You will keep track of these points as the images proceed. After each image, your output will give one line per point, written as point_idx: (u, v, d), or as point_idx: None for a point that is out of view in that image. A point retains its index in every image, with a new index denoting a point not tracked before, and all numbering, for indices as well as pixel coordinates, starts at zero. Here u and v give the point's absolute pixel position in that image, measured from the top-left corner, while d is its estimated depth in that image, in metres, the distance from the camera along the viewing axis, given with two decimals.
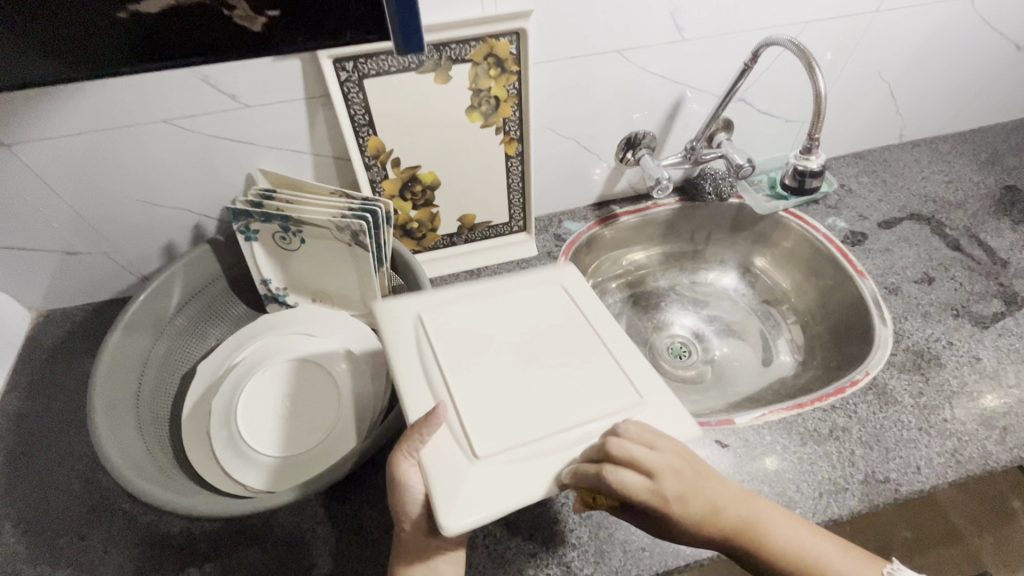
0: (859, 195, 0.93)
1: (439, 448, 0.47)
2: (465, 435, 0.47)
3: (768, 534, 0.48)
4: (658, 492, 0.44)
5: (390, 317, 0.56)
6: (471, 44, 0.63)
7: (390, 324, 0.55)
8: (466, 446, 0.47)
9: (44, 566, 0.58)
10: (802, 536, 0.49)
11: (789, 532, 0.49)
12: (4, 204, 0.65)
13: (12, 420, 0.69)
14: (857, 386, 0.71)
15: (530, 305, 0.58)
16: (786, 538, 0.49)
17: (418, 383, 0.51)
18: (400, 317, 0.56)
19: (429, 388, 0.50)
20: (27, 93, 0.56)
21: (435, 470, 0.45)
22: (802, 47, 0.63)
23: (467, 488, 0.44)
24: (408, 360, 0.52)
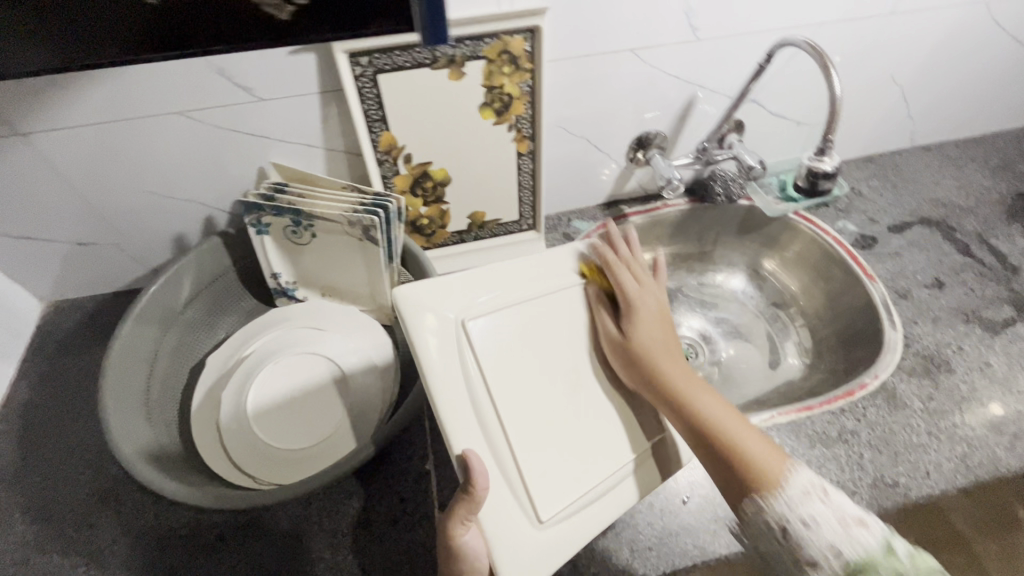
0: (869, 199, 0.92)
1: (500, 511, 0.46)
2: (527, 496, 0.47)
3: (692, 397, 0.51)
4: (634, 304, 0.55)
5: (427, 324, 0.50)
6: (486, 41, 0.63)
7: (428, 331, 0.50)
8: (529, 510, 0.47)
9: (53, 553, 0.59)
10: (724, 415, 0.51)
11: (711, 405, 0.51)
12: (17, 193, 0.65)
13: (22, 409, 0.70)
14: (867, 390, 0.71)
15: (559, 311, 0.56)
16: (706, 406, 0.51)
17: (470, 424, 0.47)
18: (444, 328, 0.51)
19: (479, 429, 0.48)
20: (44, 82, 0.56)
21: (496, 532, 0.45)
22: (819, 48, 0.63)
23: (533, 557, 0.46)
24: (456, 386, 0.48)
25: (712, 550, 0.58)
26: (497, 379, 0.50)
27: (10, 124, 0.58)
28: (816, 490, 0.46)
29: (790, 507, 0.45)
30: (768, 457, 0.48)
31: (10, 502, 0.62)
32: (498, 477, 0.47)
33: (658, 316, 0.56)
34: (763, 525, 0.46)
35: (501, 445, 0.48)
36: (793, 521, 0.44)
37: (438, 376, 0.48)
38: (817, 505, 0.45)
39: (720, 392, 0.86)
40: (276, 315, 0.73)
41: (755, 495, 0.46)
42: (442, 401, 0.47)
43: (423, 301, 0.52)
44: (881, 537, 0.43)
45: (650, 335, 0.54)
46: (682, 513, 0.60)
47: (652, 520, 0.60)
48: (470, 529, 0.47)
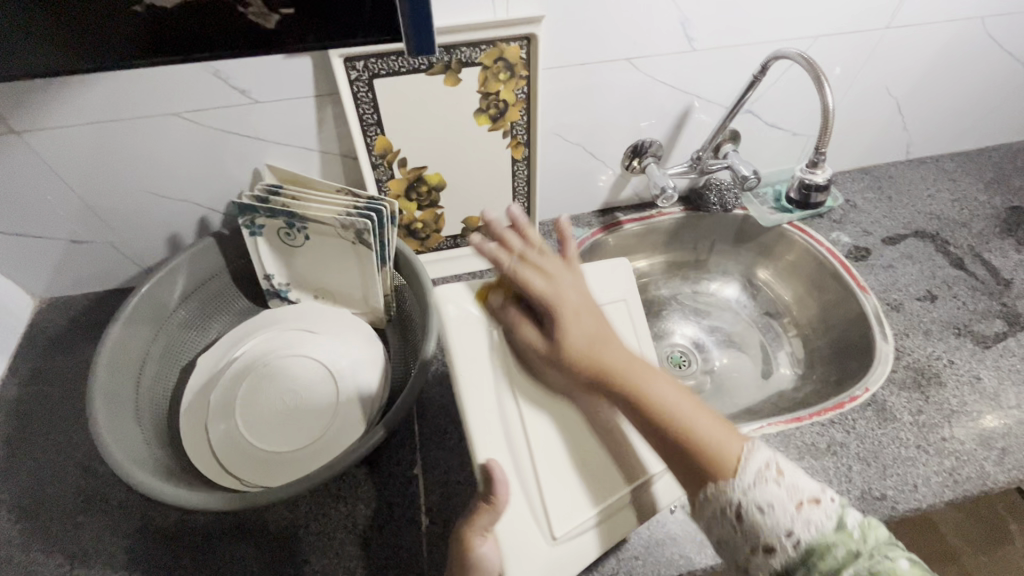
0: (864, 210, 0.93)
1: (518, 525, 0.47)
2: (543, 510, 0.48)
3: (639, 381, 0.48)
4: (563, 311, 0.50)
5: (466, 331, 0.52)
6: (481, 47, 0.63)
7: (466, 338, 0.52)
8: (545, 523, 0.48)
9: (37, 552, 0.58)
10: (679, 399, 0.48)
11: (671, 394, 0.48)
12: (11, 191, 0.66)
13: (12, 406, 0.70)
14: (857, 402, 0.71)
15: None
16: (661, 391, 0.48)
17: (496, 431, 0.49)
18: (478, 334, 0.52)
19: (504, 441, 0.49)
20: (39, 81, 0.56)
21: (510, 544, 0.46)
22: (812, 60, 0.63)
23: (541, 567, 0.47)
24: (488, 394, 0.50)
25: (699, 560, 0.58)
26: (525, 392, 0.51)
27: (6, 122, 0.59)
28: (770, 470, 0.44)
29: (744, 491, 0.43)
30: (724, 442, 0.46)
31: None
32: (519, 489, 0.48)
33: (582, 308, 0.51)
34: (722, 513, 0.44)
35: (522, 456, 0.49)
36: (748, 505, 0.43)
37: (467, 381, 0.50)
38: (771, 487, 0.43)
39: (712, 401, 0.86)
40: (269, 317, 0.73)
41: (709, 483, 0.45)
42: (471, 409, 0.49)
43: (466, 305, 0.53)
44: (834, 515, 0.42)
45: (581, 333, 0.50)
46: (670, 523, 0.60)
47: (640, 530, 0.60)
48: (489, 541, 0.46)
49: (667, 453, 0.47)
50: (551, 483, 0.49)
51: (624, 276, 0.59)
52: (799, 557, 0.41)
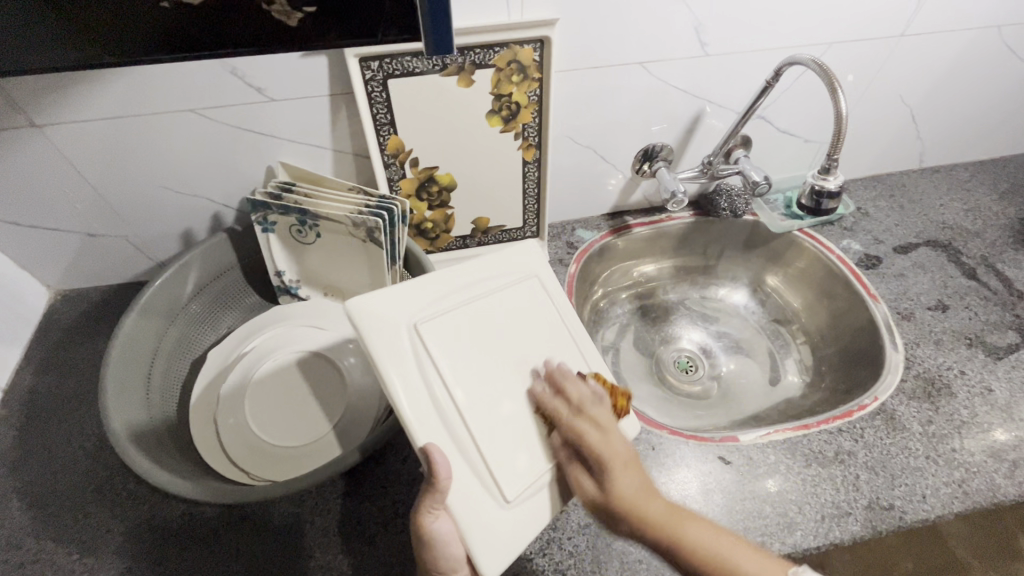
0: (875, 218, 0.92)
1: (468, 503, 0.46)
2: (492, 482, 0.48)
3: (678, 526, 0.47)
4: (607, 457, 0.49)
5: (381, 329, 0.48)
6: (495, 49, 0.63)
7: (383, 336, 0.48)
8: (495, 493, 0.48)
9: (47, 540, 0.59)
10: (720, 538, 0.47)
11: (707, 536, 0.47)
12: (30, 184, 0.67)
13: (26, 396, 0.71)
14: (865, 411, 0.70)
15: (510, 307, 0.55)
16: (703, 541, 0.46)
17: (434, 416, 0.47)
18: (399, 329, 0.49)
19: (443, 425, 0.47)
20: (62, 77, 0.57)
21: (466, 518, 0.46)
22: (824, 67, 0.63)
23: (502, 537, 0.47)
24: (417, 386, 0.47)
25: None
26: (453, 375, 0.49)
27: (27, 116, 0.60)
28: None
29: None
30: (772, 573, 0.45)
31: (9, 487, 0.63)
32: (465, 467, 0.47)
33: (629, 457, 0.50)
34: None
35: (463, 437, 0.48)
36: None
37: (394, 378, 0.47)
38: None
39: (719, 406, 0.86)
40: (280, 313, 0.74)
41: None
42: (403, 401, 0.46)
43: (377, 301, 0.49)
44: None
45: (628, 487, 0.48)
46: None
47: None
48: (438, 517, 0.47)
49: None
50: (497, 457, 0.48)
51: (533, 253, 0.60)
52: None
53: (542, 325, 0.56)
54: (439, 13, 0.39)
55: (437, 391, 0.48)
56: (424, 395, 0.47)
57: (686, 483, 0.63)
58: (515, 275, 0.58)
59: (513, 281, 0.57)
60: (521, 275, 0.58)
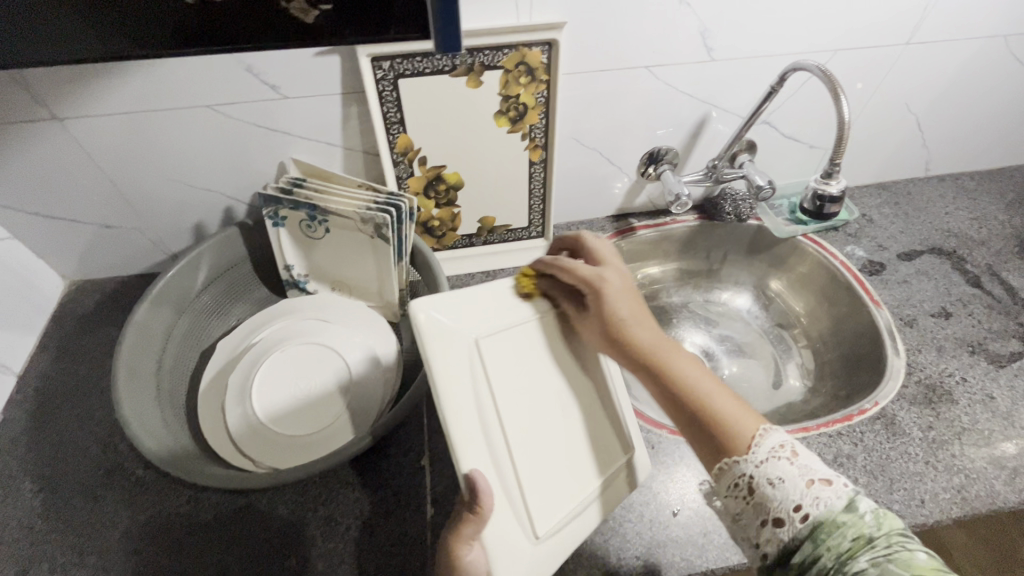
0: (880, 225, 0.92)
1: (501, 533, 0.47)
2: (525, 514, 0.49)
3: (661, 353, 0.48)
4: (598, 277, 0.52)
5: (442, 344, 0.48)
6: (504, 51, 0.65)
7: (439, 347, 0.48)
8: (525, 525, 0.49)
9: (57, 522, 0.61)
10: (702, 376, 0.48)
11: (691, 370, 0.48)
12: (50, 175, 0.69)
13: (40, 381, 0.73)
14: (866, 415, 0.71)
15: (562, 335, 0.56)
16: (686, 369, 0.48)
17: (477, 441, 0.47)
18: (457, 347, 0.49)
19: (486, 450, 0.47)
20: (83, 72, 0.59)
21: (497, 545, 0.47)
22: (828, 72, 0.64)
23: (528, 567, 0.48)
24: (466, 406, 0.47)
25: (699, 563, 0.58)
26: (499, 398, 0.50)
27: (49, 108, 0.62)
28: (784, 450, 0.43)
29: (757, 465, 0.43)
30: (742, 420, 0.45)
31: (22, 470, 0.65)
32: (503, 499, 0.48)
33: (632, 292, 0.53)
34: (731, 484, 0.44)
35: (506, 466, 0.48)
36: (760, 479, 0.42)
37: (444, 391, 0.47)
38: (783, 465, 0.42)
39: None
40: (287, 306, 0.75)
41: (724, 458, 0.44)
42: (455, 428, 0.46)
43: (435, 311, 0.49)
44: (844, 496, 0.41)
45: (620, 310, 0.51)
46: (671, 525, 0.61)
47: (641, 531, 0.60)
48: (476, 548, 0.46)
49: (689, 431, 0.46)
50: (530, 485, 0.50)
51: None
52: (805, 531, 0.40)
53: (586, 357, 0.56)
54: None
55: (487, 419, 0.48)
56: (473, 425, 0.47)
57: (685, 482, 0.64)
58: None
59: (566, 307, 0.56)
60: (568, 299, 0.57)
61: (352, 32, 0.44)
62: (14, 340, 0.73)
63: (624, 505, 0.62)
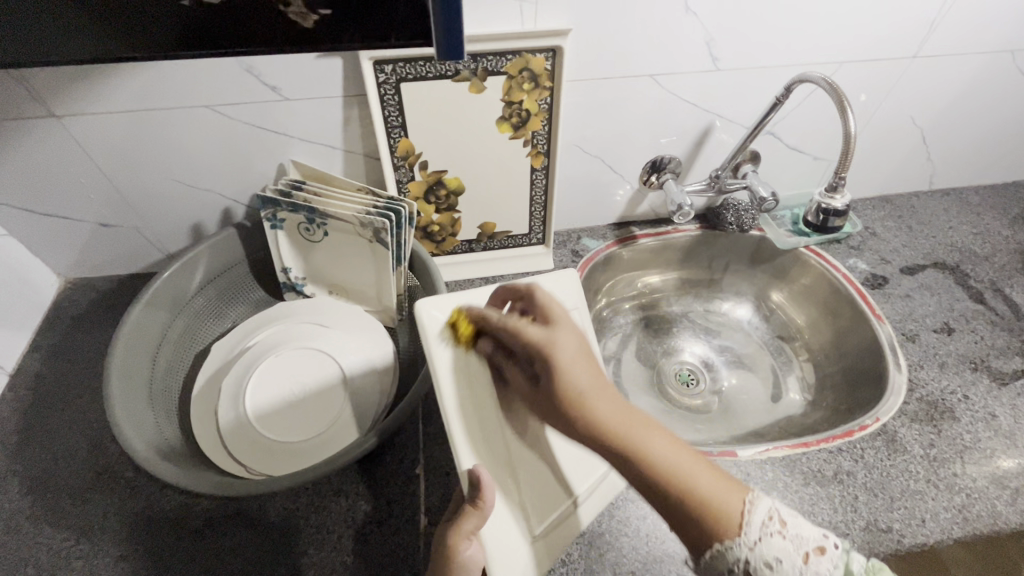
0: (883, 239, 0.92)
1: (501, 525, 0.49)
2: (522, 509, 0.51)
3: (635, 437, 0.42)
4: (552, 339, 0.46)
5: (445, 344, 0.53)
6: (507, 57, 0.64)
7: (439, 343, 0.52)
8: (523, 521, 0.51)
9: (45, 525, 0.60)
10: (681, 454, 0.43)
11: (668, 451, 0.42)
12: (46, 173, 0.68)
13: (31, 381, 0.72)
14: (866, 431, 0.70)
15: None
16: (664, 455, 0.42)
17: (477, 437, 0.50)
18: (458, 347, 0.53)
19: (481, 444, 0.50)
20: (83, 71, 0.58)
21: (494, 543, 0.48)
22: (835, 86, 0.63)
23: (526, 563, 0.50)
24: (465, 404, 0.51)
25: None
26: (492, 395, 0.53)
27: (48, 106, 0.61)
28: (773, 522, 0.42)
29: (750, 547, 0.40)
30: (727, 494, 0.42)
31: (11, 471, 0.64)
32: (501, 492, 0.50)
33: (587, 353, 0.46)
34: (726, 568, 0.41)
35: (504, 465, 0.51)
36: (758, 564, 0.40)
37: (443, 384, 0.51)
38: (776, 540, 0.41)
39: (719, 421, 0.85)
40: (284, 309, 0.75)
41: (715, 542, 0.41)
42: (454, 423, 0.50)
43: (439, 317, 0.54)
44: (839, 563, 0.42)
45: (579, 382, 0.44)
46: (668, 539, 0.60)
47: (638, 545, 0.60)
48: (473, 544, 0.47)
49: (667, 514, 0.42)
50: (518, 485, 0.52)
51: (572, 285, 0.61)
52: None
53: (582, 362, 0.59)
54: (451, 7, 0.39)
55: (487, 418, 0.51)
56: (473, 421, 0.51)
57: None
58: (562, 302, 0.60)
59: None
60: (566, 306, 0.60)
61: (354, 37, 0.43)
62: (7, 338, 0.72)
63: (621, 519, 0.61)
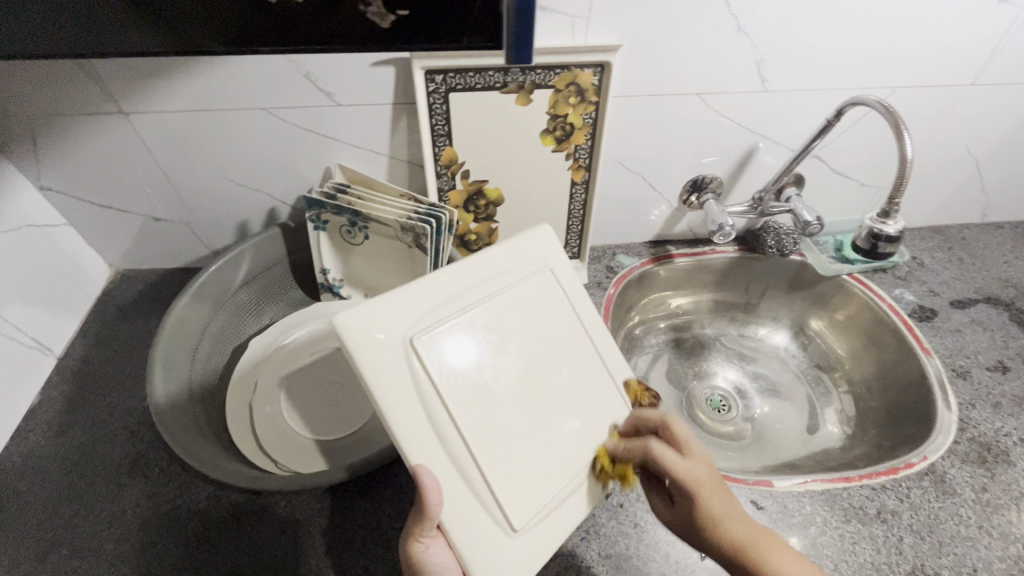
0: (931, 270, 0.89)
1: (468, 523, 0.45)
2: (498, 508, 0.46)
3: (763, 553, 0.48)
4: (687, 455, 0.51)
5: (374, 346, 0.44)
6: (556, 71, 0.65)
7: (372, 354, 0.44)
8: (500, 520, 0.46)
9: (81, 506, 0.61)
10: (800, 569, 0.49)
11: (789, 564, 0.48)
12: (107, 166, 0.71)
13: (77, 365, 0.74)
14: (912, 470, 0.66)
15: (519, 309, 0.52)
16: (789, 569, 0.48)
17: (427, 438, 0.45)
18: (391, 347, 0.45)
19: (435, 444, 0.45)
20: (151, 70, 0.61)
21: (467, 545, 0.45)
22: (892, 110, 0.61)
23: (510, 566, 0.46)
24: (410, 405, 0.44)
25: None
26: (461, 393, 0.47)
27: (117, 103, 0.64)
28: None
29: None
30: None
31: (52, 451, 0.66)
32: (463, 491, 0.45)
33: (717, 478, 0.51)
34: None
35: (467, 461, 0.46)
36: None
37: (389, 410, 0.43)
38: None
39: (752, 449, 0.83)
40: (321, 309, 0.76)
41: None
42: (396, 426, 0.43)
43: (362, 317, 0.45)
44: None
45: (716, 509, 0.49)
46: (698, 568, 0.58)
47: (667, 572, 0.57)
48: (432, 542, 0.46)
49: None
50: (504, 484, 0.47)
51: (545, 242, 0.57)
52: None
53: (552, 329, 0.54)
54: (525, 29, 0.39)
55: (440, 414, 0.45)
56: (423, 421, 0.45)
57: None
58: (525, 267, 0.55)
59: (519, 279, 0.54)
60: (528, 270, 0.55)
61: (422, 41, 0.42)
62: (58, 323, 0.75)
63: (649, 543, 0.59)
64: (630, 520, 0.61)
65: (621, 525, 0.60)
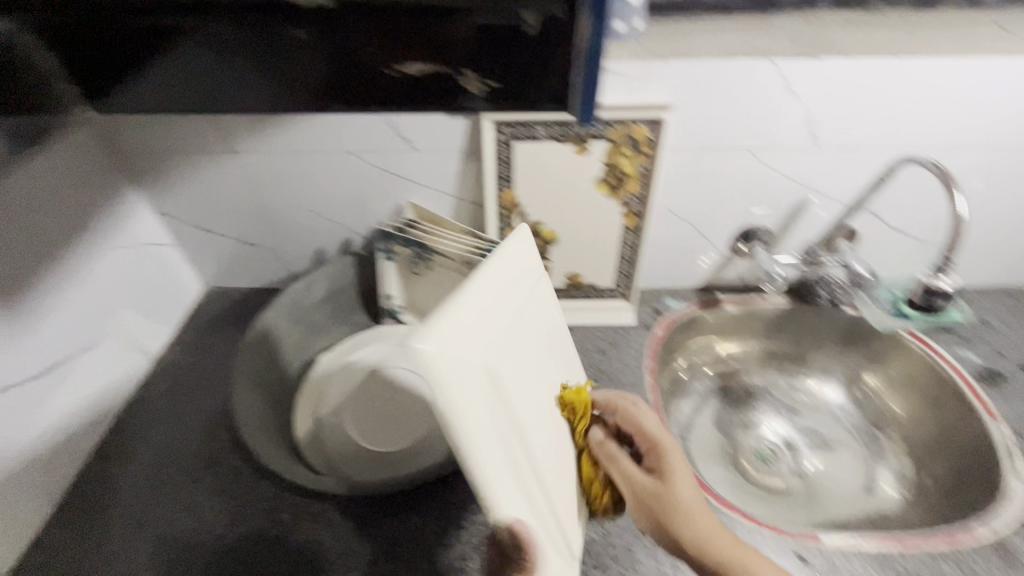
0: (998, 332, 0.85)
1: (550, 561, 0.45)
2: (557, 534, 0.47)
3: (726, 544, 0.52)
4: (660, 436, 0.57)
5: (461, 380, 0.39)
6: (612, 125, 0.70)
7: (461, 392, 0.39)
8: (565, 553, 0.48)
9: (163, 495, 0.68)
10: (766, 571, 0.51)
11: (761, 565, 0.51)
12: (215, 196, 0.82)
13: (169, 369, 0.84)
14: (975, 539, 0.63)
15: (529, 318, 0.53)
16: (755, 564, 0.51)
17: (511, 482, 0.41)
18: (471, 378, 0.40)
19: (517, 486, 0.42)
20: (263, 118, 0.72)
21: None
22: (941, 167, 0.63)
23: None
24: (493, 445, 0.40)
25: None
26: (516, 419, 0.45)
27: (231, 144, 0.75)
28: None
29: None
30: None
31: (143, 444, 0.74)
32: (545, 530, 0.45)
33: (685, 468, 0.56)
34: None
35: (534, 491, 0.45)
36: None
37: (481, 447, 0.39)
38: None
39: (800, 505, 0.80)
40: (382, 332, 0.83)
41: None
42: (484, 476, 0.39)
43: (438, 345, 0.39)
44: None
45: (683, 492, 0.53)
46: None
47: None
48: None
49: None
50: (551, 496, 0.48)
51: None
52: None
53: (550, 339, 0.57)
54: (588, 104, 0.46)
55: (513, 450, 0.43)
56: (505, 461, 0.41)
57: None
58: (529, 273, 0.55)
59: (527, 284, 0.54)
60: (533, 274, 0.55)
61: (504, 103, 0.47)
62: (157, 329, 0.85)
63: None
64: (668, 560, 0.61)
65: (660, 564, 0.61)
